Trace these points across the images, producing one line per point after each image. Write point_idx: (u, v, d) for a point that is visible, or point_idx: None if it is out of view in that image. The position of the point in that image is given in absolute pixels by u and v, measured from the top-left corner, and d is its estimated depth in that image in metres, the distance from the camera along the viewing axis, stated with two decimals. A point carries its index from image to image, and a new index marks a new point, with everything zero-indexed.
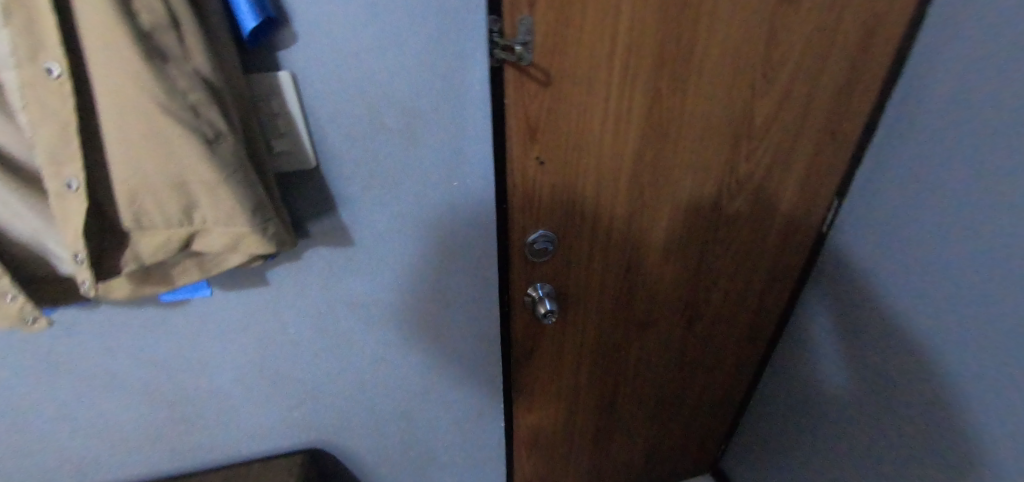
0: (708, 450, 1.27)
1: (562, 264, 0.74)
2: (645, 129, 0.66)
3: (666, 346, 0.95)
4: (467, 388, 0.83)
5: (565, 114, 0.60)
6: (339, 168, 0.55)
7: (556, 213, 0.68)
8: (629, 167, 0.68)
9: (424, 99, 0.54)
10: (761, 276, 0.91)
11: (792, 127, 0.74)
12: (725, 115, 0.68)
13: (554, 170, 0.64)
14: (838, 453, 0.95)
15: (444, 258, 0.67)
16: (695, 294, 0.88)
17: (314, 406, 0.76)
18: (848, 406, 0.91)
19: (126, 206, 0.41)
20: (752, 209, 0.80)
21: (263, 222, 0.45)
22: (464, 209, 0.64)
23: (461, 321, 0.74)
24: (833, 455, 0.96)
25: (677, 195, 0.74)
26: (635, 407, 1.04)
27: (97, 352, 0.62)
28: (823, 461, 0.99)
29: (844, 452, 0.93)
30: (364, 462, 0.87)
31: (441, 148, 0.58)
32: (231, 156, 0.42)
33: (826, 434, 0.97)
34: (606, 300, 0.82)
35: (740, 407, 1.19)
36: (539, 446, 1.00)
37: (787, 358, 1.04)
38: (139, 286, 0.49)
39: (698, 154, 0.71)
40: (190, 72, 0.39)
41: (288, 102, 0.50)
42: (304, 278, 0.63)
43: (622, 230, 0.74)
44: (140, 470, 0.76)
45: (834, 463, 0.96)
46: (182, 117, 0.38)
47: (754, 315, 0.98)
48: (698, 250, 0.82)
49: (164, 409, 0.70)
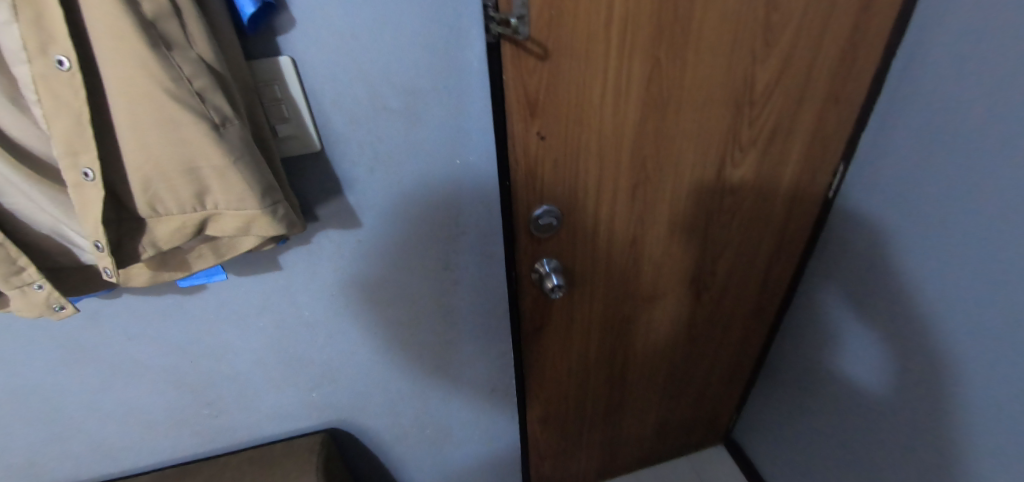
0: (719, 421, 1.29)
1: (567, 239, 0.75)
2: (645, 100, 0.66)
3: (675, 319, 0.96)
4: (479, 365, 0.85)
5: (565, 88, 0.61)
6: (344, 150, 0.57)
7: (559, 188, 0.69)
8: (630, 139, 0.68)
9: (423, 79, 0.55)
10: (767, 246, 0.91)
11: (794, 92, 0.73)
12: (726, 83, 0.68)
13: (556, 144, 0.65)
14: (849, 418, 0.96)
15: (451, 237, 0.68)
16: (701, 265, 0.89)
17: (331, 387, 0.79)
18: (858, 371, 0.91)
19: (142, 193, 0.43)
20: (757, 178, 0.80)
21: (272, 205, 0.47)
22: (468, 187, 0.65)
23: (469, 299, 0.76)
24: (844, 420, 0.97)
25: (680, 166, 0.74)
26: (645, 380, 1.05)
27: (123, 340, 0.65)
28: (835, 427, 1.00)
29: (855, 416, 0.94)
30: (382, 440, 0.89)
31: (443, 128, 0.59)
32: (239, 140, 0.43)
33: (836, 398, 0.98)
34: (613, 274, 0.83)
35: (751, 377, 1.20)
36: (552, 420, 1.02)
37: (797, 327, 1.05)
38: (157, 272, 0.51)
39: (699, 124, 0.71)
40: (194, 58, 0.39)
41: (290, 87, 0.51)
42: (316, 261, 0.64)
43: (626, 203, 0.75)
44: (168, 453, 0.79)
45: (845, 427, 0.97)
46: (189, 103, 0.39)
47: (762, 285, 0.98)
48: (704, 220, 0.82)
49: (189, 393, 0.73)
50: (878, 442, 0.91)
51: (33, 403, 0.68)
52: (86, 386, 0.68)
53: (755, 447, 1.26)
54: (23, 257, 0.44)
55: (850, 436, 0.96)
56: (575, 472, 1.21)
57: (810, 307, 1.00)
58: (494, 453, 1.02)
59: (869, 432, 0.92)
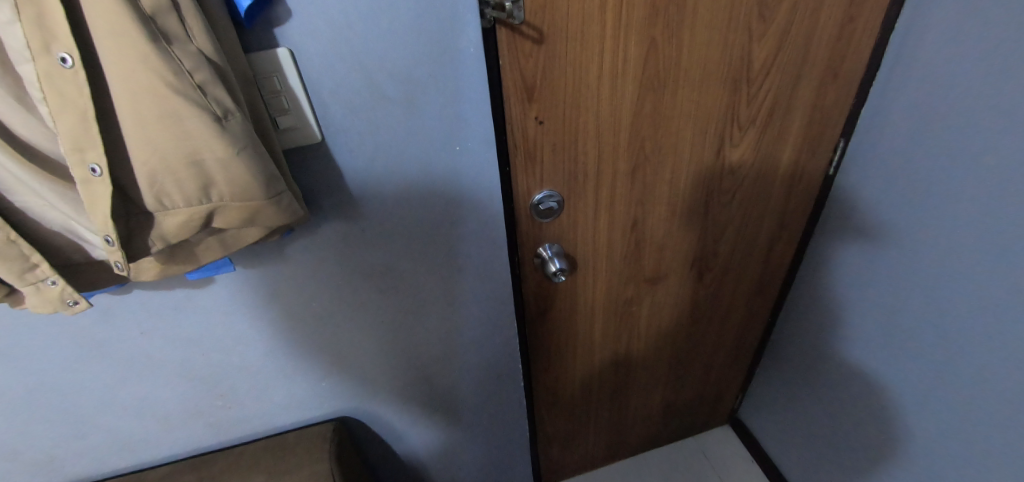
0: (725, 401, 1.30)
1: (569, 223, 0.76)
2: (641, 81, 0.66)
3: (678, 300, 0.96)
4: (485, 351, 0.86)
5: (561, 72, 0.62)
6: (344, 140, 0.57)
7: (559, 173, 0.70)
8: (628, 121, 0.69)
9: (420, 67, 0.55)
10: (769, 225, 0.91)
11: (792, 69, 0.73)
12: (722, 61, 0.68)
13: (554, 129, 0.66)
14: (852, 393, 0.97)
15: (453, 225, 0.69)
16: (703, 246, 0.89)
17: (341, 377, 0.80)
18: (861, 346, 0.92)
19: (148, 187, 0.44)
20: (756, 157, 0.80)
21: (277, 195, 0.48)
22: (469, 174, 0.65)
23: (473, 286, 0.77)
24: (848, 395, 0.98)
25: (680, 147, 0.74)
26: (650, 362, 1.07)
27: (137, 334, 0.67)
28: (839, 402, 1.01)
29: (858, 391, 0.95)
30: (393, 427, 0.91)
31: (441, 115, 0.59)
32: (241, 132, 0.44)
33: (840, 374, 0.99)
34: (615, 257, 0.84)
35: (756, 357, 1.20)
36: (559, 404, 1.04)
37: (800, 305, 1.05)
38: (167, 266, 0.52)
39: (697, 104, 0.71)
40: (193, 52, 0.40)
41: (289, 78, 0.51)
42: (321, 251, 0.65)
43: (626, 186, 0.75)
44: (184, 445, 0.81)
45: (849, 402, 0.98)
46: (191, 96, 0.40)
47: (764, 265, 0.98)
48: (704, 201, 0.83)
49: (202, 386, 0.75)
50: (881, 415, 0.92)
51: (53, 399, 0.70)
52: (103, 381, 0.70)
53: (761, 426, 1.27)
54: (36, 254, 0.45)
55: (854, 410, 0.98)
56: (583, 455, 1.23)
57: (813, 285, 1.00)
58: (503, 438, 1.03)
59: (872, 406, 0.93)
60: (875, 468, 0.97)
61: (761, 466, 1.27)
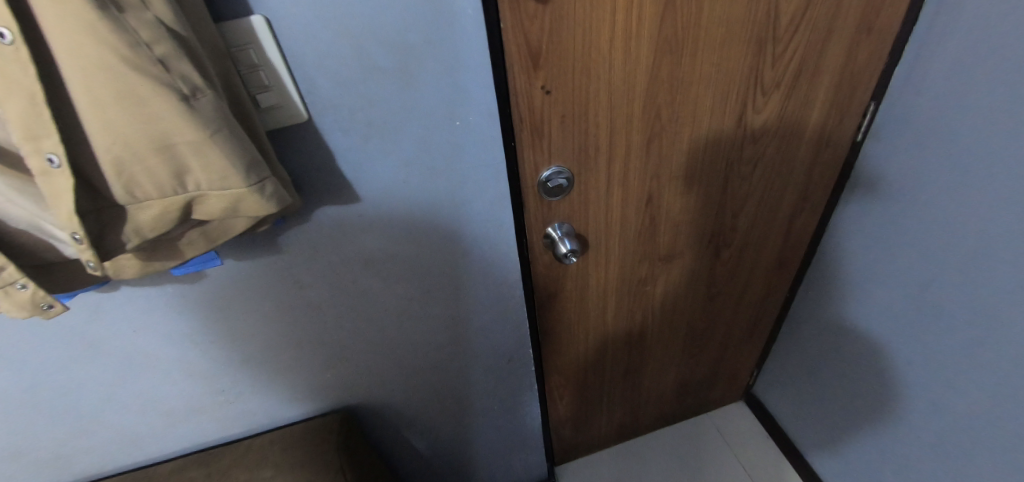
0: (740, 377, 1.27)
1: (579, 201, 0.71)
2: (657, 43, 0.60)
3: (694, 278, 0.92)
4: (494, 336, 0.83)
5: (570, 34, 0.56)
6: (334, 118, 0.52)
7: (568, 147, 0.65)
8: (642, 88, 0.63)
9: (413, 32, 0.49)
10: (791, 197, 0.86)
11: (823, 23, 0.66)
12: (747, 16, 0.61)
13: (562, 99, 0.61)
14: (873, 368, 0.93)
15: (455, 207, 0.64)
16: (722, 221, 0.84)
17: (345, 368, 0.77)
18: (884, 320, 0.88)
19: (116, 177, 0.39)
20: (780, 123, 0.74)
21: (259, 183, 0.43)
22: (470, 151, 0.60)
23: (478, 271, 0.73)
24: (868, 371, 0.94)
25: (698, 115, 0.69)
26: (664, 341, 1.03)
27: (129, 332, 0.64)
28: (859, 378, 0.97)
29: (880, 367, 0.92)
30: (402, 416, 0.89)
31: (439, 86, 0.54)
32: (213, 113, 0.39)
33: (860, 351, 0.95)
34: (629, 235, 0.79)
35: (773, 333, 1.17)
36: (572, 386, 1.02)
37: (820, 279, 1.00)
38: (148, 262, 0.48)
39: (718, 66, 0.65)
40: (151, 20, 0.35)
41: (267, 50, 0.45)
42: (316, 240, 0.61)
43: (640, 159, 0.70)
44: (189, 441, 0.79)
45: (869, 377, 0.95)
46: (152, 72, 0.35)
47: (784, 239, 0.93)
48: (724, 172, 0.77)
49: (203, 381, 0.72)
50: (902, 394, 0.88)
51: (51, 399, 0.68)
52: (100, 379, 0.67)
53: (777, 402, 1.24)
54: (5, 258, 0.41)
55: (874, 385, 0.94)
56: (597, 434, 1.22)
57: (836, 258, 0.95)
58: (515, 422, 1.01)
59: (895, 382, 0.89)
60: (896, 448, 0.94)
61: (777, 443, 1.25)
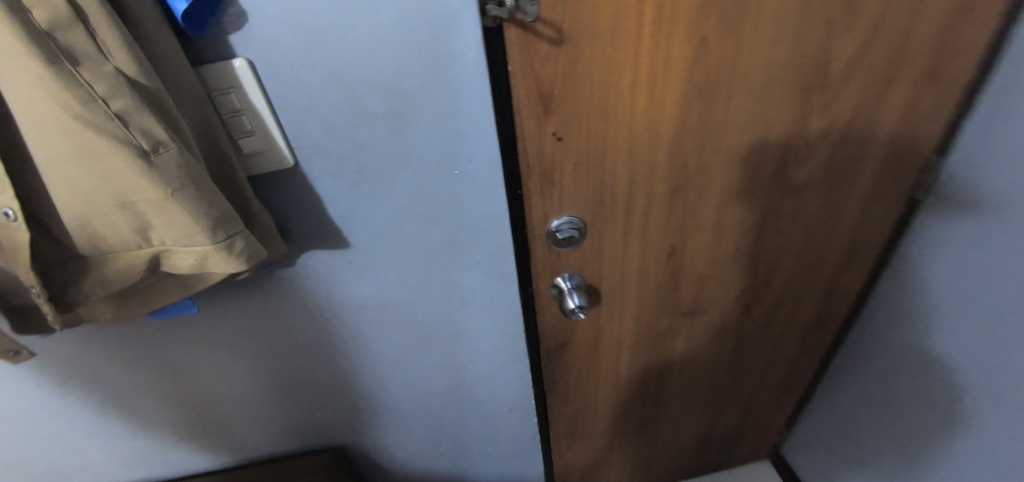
0: (767, 436, 1.17)
1: (592, 252, 0.65)
2: (686, 88, 0.53)
3: (719, 334, 0.84)
4: (494, 384, 0.78)
5: (586, 77, 0.50)
6: (323, 165, 0.49)
7: (581, 196, 0.59)
8: (669, 136, 0.57)
9: (409, 77, 0.45)
10: (835, 254, 0.77)
11: (883, 70, 0.58)
12: (792, 62, 0.54)
13: (577, 145, 0.55)
14: (924, 446, 0.83)
15: (454, 255, 0.60)
16: (752, 276, 0.76)
17: (337, 407, 0.75)
18: (937, 396, 0.77)
19: (78, 231, 0.37)
20: (826, 177, 0.67)
21: (227, 239, 0.39)
22: (469, 199, 0.55)
23: (478, 319, 0.68)
24: (918, 448, 0.84)
25: (731, 166, 0.62)
26: (684, 396, 0.95)
27: (118, 361, 0.62)
28: (908, 454, 0.87)
29: (933, 447, 0.81)
30: (395, 456, 0.85)
31: (438, 132, 0.49)
32: (178, 168, 0.36)
33: (906, 426, 0.85)
34: (647, 288, 0.72)
35: (806, 392, 1.07)
36: (580, 437, 0.95)
37: (865, 342, 0.90)
38: (121, 310, 0.45)
39: (756, 115, 0.58)
40: (109, 72, 0.32)
41: (251, 95, 0.43)
42: (304, 283, 0.59)
43: (663, 211, 0.64)
44: (177, 467, 0.78)
45: (920, 455, 0.84)
46: (107, 128, 0.32)
47: (824, 297, 0.84)
48: (758, 227, 0.70)
49: (193, 412, 0.70)
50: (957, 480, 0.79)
51: (41, 421, 0.67)
52: (89, 404, 0.66)
53: (810, 469, 1.13)
54: None
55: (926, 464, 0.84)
56: None
57: (885, 323, 0.85)
58: (516, 470, 0.95)
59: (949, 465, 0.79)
60: None
61: None
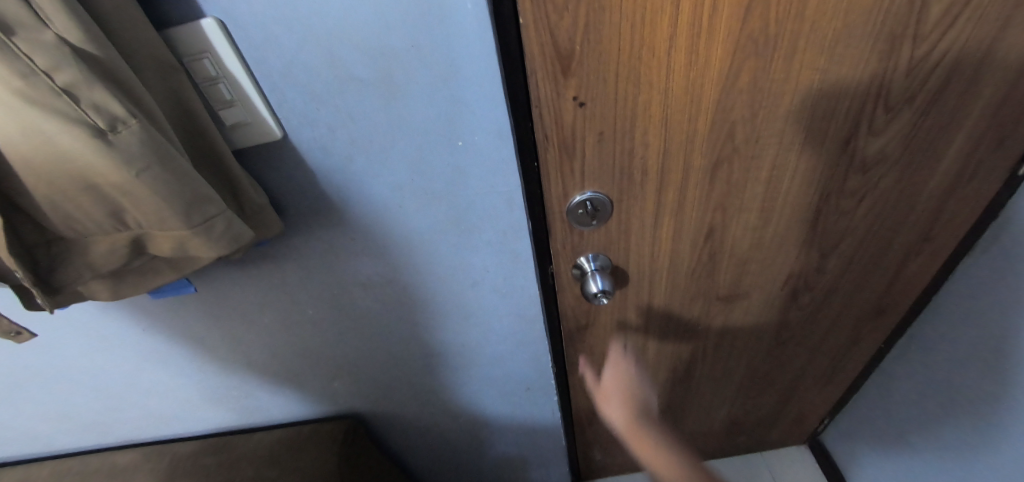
0: (807, 422, 1.11)
1: (618, 232, 0.58)
2: (738, 41, 0.44)
3: (760, 320, 0.77)
4: (511, 363, 0.75)
5: (612, 32, 0.41)
6: (314, 136, 0.45)
7: (606, 170, 0.52)
8: (712, 101, 0.48)
9: (398, 34, 0.39)
10: (906, 239, 0.67)
11: (1000, 14, 0.45)
12: (877, 5, 0.43)
13: (601, 113, 0.46)
14: (980, 421, 0.77)
15: (463, 233, 0.56)
16: (805, 260, 0.68)
17: (354, 379, 0.75)
18: (1001, 376, 0.71)
19: (53, 214, 0.35)
20: (905, 148, 0.56)
21: (205, 222, 0.37)
22: (475, 174, 0.50)
23: (491, 299, 0.64)
24: (976, 422, 0.77)
25: (788, 135, 0.52)
26: (719, 378, 0.90)
27: (139, 329, 0.64)
28: (965, 436, 0.80)
29: (991, 422, 0.75)
30: (414, 424, 0.86)
31: (436, 99, 0.44)
32: (142, 148, 0.32)
33: (970, 407, 0.78)
34: (679, 272, 0.66)
35: (855, 382, 0.98)
36: (603, 416, 0.92)
37: (938, 336, 0.81)
38: (118, 291, 0.44)
39: (823, 74, 0.47)
40: (49, 42, 0.28)
41: (226, 60, 0.38)
42: (310, 260, 0.56)
43: (702, 188, 0.55)
44: (209, 424, 0.81)
45: (972, 433, 0.79)
46: (54, 105, 0.29)
47: (887, 286, 0.74)
48: (815, 206, 0.60)
49: (215, 377, 0.72)
50: (990, 415, 0.75)
51: (79, 379, 0.70)
52: (120, 367, 0.69)
53: (865, 458, 1.06)
54: None
55: (980, 418, 0.77)
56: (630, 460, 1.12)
57: (961, 310, 0.75)
58: (536, 443, 0.94)
59: (999, 424, 0.73)
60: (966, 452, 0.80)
61: None
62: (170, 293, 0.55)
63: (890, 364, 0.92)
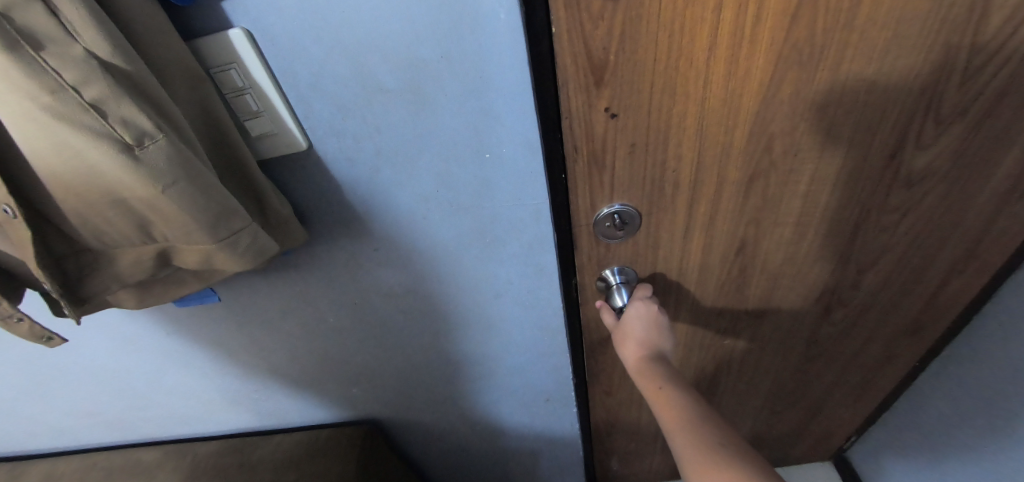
0: (833, 438, 1.07)
1: (646, 244, 0.56)
2: (782, 51, 0.41)
3: (789, 335, 0.75)
4: (531, 374, 0.74)
5: (649, 41, 0.39)
6: (339, 147, 0.44)
7: (636, 182, 0.50)
8: (752, 113, 0.45)
9: (427, 44, 0.38)
10: (950, 256, 0.63)
11: None
12: (935, 13, 0.40)
13: (634, 124, 0.45)
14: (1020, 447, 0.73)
15: (487, 245, 0.54)
16: (840, 276, 0.65)
17: (373, 386, 0.74)
18: None
19: (81, 227, 0.34)
20: (954, 162, 0.53)
21: (231, 236, 0.37)
22: (502, 186, 0.49)
23: (513, 310, 0.63)
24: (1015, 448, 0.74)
25: (829, 148, 0.50)
26: (743, 391, 0.88)
27: (163, 333, 0.64)
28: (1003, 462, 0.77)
29: None
30: (431, 431, 0.85)
31: (465, 111, 0.42)
32: (170, 163, 0.32)
33: (1009, 432, 0.74)
34: (708, 285, 0.64)
35: (886, 399, 0.95)
36: (622, 427, 0.90)
37: (978, 356, 0.77)
38: (143, 300, 0.44)
39: (870, 86, 0.45)
40: (77, 57, 0.28)
41: (253, 70, 0.38)
42: (331, 269, 0.56)
43: (735, 201, 0.53)
44: (230, 425, 0.82)
45: (1010, 459, 0.75)
46: (83, 121, 0.29)
47: (926, 303, 0.71)
48: (854, 221, 0.58)
49: (236, 381, 0.72)
50: None
51: (105, 379, 0.71)
52: (144, 368, 0.69)
53: (894, 477, 1.02)
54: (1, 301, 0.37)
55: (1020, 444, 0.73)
56: (648, 470, 1.10)
57: (1005, 330, 0.71)
58: (554, 453, 0.93)
59: None
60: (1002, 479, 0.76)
61: None
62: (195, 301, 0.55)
63: (925, 382, 0.88)
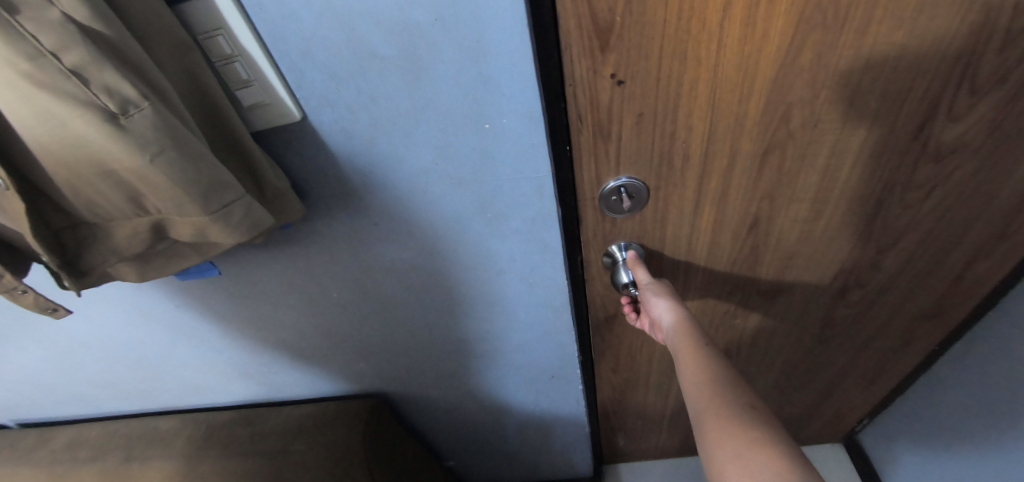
0: (846, 420, 1.06)
1: (654, 220, 0.55)
2: (805, 11, 0.38)
3: (802, 315, 0.73)
4: (536, 351, 0.74)
5: (658, 1, 0.37)
6: (334, 117, 0.43)
7: (644, 155, 0.48)
8: (768, 81, 0.43)
9: (421, 7, 0.36)
10: (978, 236, 0.60)
11: None
12: None
13: (642, 92, 0.42)
14: None
15: (490, 220, 0.53)
16: (858, 255, 0.62)
17: (379, 360, 0.75)
18: None
19: (74, 199, 0.34)
20: (988, 136, 0.49)
21: (223, 208, 0.36)
22: (503, 160, 0.47)
23: (517, 286, 0.62)
24: None
25: (851, 120, 0.47)
26: (753, 371, 0.86)
27: (170, 305, 0.65)
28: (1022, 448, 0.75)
29: None
30: (436, 405, 0.86)
31: (462, 79, 0.40)
32: (156, 132, 0.31)
33: None
34: (718, 263, 0.62)
35: (903, 381, 0.93)
36: (628, 404, 0.90)
37: (1003, 340, 0.74)
38: (144, 273, 0.44)
39: (900, 51, 0.41)
40: (53, 21, 0.27)
41: (241, 36, 0.36)
42: (332, 244, 0.56)
43: (749, 176, 0.51)
44: (241, 396, 0.84)
45: None
46: (65, 88, 0.28)
47: (950, 284, 0.68)
48: (876, 198, 0.55)
49: (245, 353, 0.73)
50: None
51: (118, 350, 0.73)
52: (155, 340, 0.71)
53: (906, 460, 1.01)
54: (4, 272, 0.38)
55: None
56: (655, 447, 1.11)
57: None
58: (559, 429, 0.94)
59: None
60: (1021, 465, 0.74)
61: None
62: (197, 275, 0.56)
63: (944, 365, 0.86)
